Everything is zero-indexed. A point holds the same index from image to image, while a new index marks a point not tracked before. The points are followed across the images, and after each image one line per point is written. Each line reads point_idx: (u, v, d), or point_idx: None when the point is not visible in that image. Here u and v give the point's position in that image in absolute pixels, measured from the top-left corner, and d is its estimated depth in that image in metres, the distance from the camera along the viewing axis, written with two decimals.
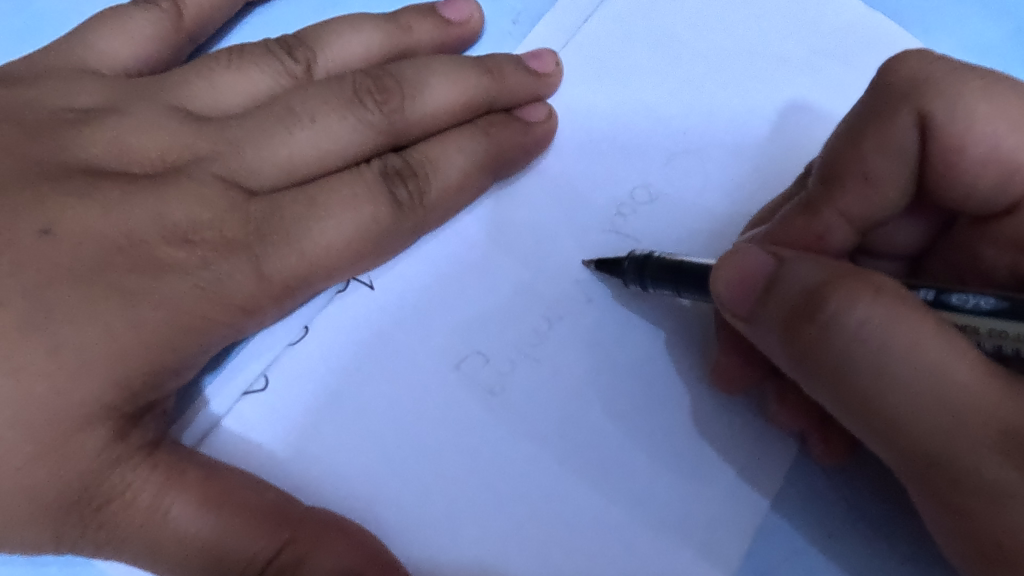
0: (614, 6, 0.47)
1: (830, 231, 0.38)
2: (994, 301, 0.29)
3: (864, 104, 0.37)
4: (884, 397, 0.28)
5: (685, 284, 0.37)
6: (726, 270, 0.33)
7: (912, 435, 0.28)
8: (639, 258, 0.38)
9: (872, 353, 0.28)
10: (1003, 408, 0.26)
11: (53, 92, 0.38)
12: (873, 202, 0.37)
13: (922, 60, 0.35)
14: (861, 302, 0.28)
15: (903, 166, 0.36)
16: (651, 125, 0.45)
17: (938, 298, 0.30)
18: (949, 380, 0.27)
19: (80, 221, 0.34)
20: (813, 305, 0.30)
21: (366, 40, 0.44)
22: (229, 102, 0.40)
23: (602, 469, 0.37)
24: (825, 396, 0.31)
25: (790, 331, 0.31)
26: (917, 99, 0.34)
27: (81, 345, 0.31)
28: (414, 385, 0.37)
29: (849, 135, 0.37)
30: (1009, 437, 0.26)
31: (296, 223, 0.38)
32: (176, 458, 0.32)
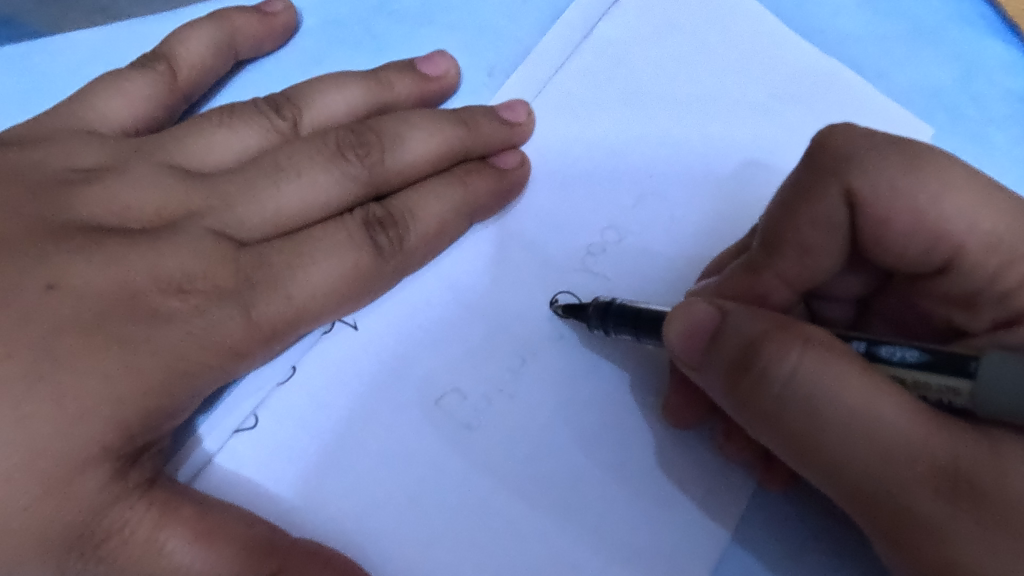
0: (585, 58, 0.50)
1: (772, 290, 0.42)
2: (918, 354, 0.32)
3: (798, 174, 0.40)
4: (817, 436, 0.31)
5: (643, 330, 0.40)
6: (676, 325, 0.36)
7: (850, 469, 0.31)
8: (601, 305, 0.41)
9: (804, 398, 0.31)
10: (927, 444, 0.30)
11: (56, 153, 0.41)
12: (807, 264, 0.42)
13: (850, 137, 0.38)
14: (789, 354, 0.31)
15: (836, 233, 0.40)
16: (620, 168, 0.47)
17: (870, 350, 0.33)
18: (875, 420, 0.30)
19: (82, 275, 0.36)
20: (751, 359, 0.33)
21: (348, 96, 0.46)
22: (220, 159, 0.43)
23: (575, 495, 0.39)
24: (766, 437, 0.33)
25: (732, 382, 0.34)
26: (845, 177, 0.38)
27: (84, 391, 0.34)
28: (394, 423, 0.39)
29: (787, 204, 0.40)
30: (935, 470, 0.29)
31: (283, 272, 0.40)
32: (172, 494, 0.34)
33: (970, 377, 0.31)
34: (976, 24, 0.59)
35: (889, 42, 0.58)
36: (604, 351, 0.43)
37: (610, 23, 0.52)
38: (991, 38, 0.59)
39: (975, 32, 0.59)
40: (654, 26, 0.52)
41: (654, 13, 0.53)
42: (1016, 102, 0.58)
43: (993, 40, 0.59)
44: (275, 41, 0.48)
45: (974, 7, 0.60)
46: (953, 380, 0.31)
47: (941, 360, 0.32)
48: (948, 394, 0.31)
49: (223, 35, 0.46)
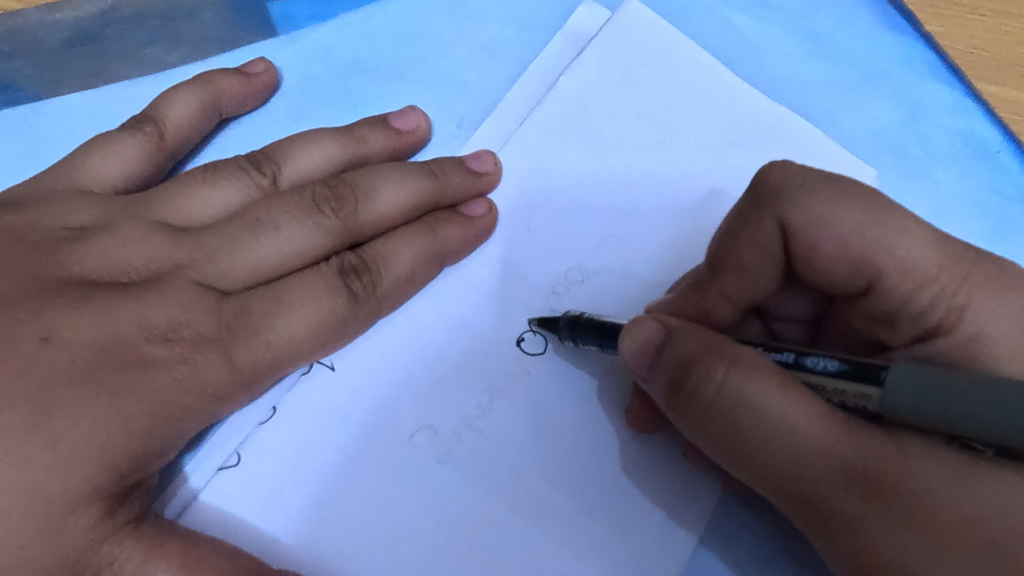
0: (547, 110, 0.52)
1: (715, 308, 0.45)
2: (838, 363, 0.35)
3: (740, 208, 0.43)
4: (741, 441, 0.35)
5: (608, 344, 0.43)
6: (628, 340, 0.39)
7: (774, 469, 0.35)
8: (571, 318, 0.45)
9: (730, 408, 0.35)
10: (841, 447, 0.34)
11: (52, 213, 0.44)
12: (748, 285, 0.44)
13: (787, 172, 0.41)
14: (716, 372, 0.35)
15: (771, 259, 0.43)
16: (581, 213, 0.50)
17: (797, 360, 0.36)
18: (793, 428, 0.34)
19: (75, 328, 0.39)
20: (687, 373, 0.36)
21: (324, 152, 0.50)
22: (204, 214, 0.46)
23: (538, 524, 0.42)
24: (699, 442, 0.37)
25: (668, 395, 0.37)
26: (778, 209, 0.40)
27: (76, 436, 0.36)
28: (369, 459, 0.42)
29: (728, 233, 0.43)
30: (848, 470, 0.33)
31: (262, 318, 0.43)
32: (159, 530, 0.37)
33: (879, 384, 0.34)
34: (918, 67, 0.58)
35: (834, 88, 0.58)
36: (567, 387, 0.45)
37: (571, 76, 0.53)
38: (932, 82, 0.58)
39: (917, 75, 0.58)
40: (610, 79, 0.54)
41: (611, 67, 0.54)
42: (960, 142, 0.57)
43: (934, 81, 0.58)
44: (257, 100, 0.52)
45: (916, 49, 0.59)
46: (864, 387, 0.34)
47: (856, 369, 0.35)
48: (862, 400, 0.34)
49: (207, 96, 0.49)
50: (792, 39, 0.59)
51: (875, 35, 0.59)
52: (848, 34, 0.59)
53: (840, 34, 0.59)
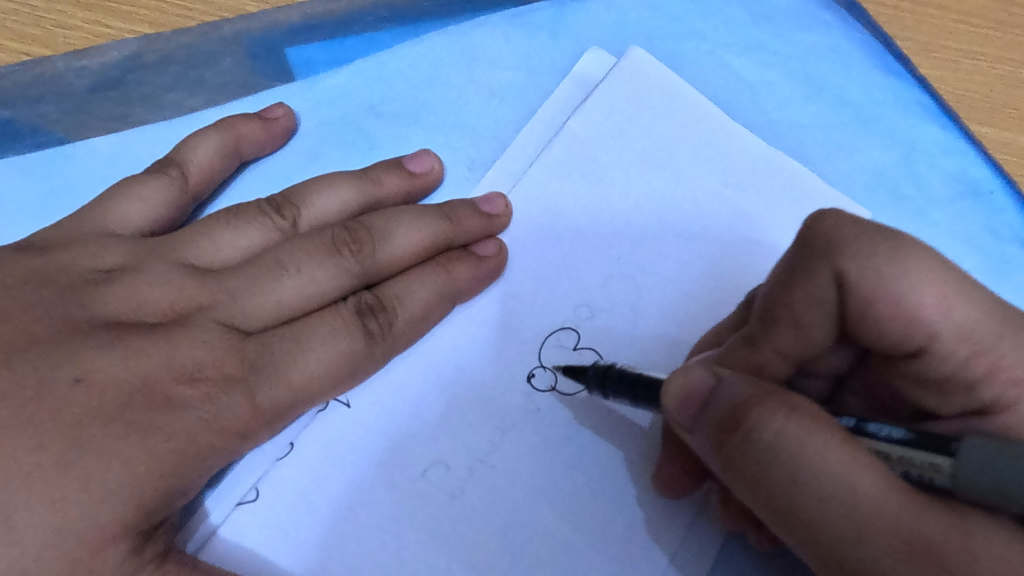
0: (555, 153, 0.54)
1: (769, 362, 0.45)
2: (904, 432, 0.36)
3: (790, 258, 0.43)
4: (794, 499, 0.35)
5: (642, 395, 0.44)
6: (672, 389, 0.39)
7: (828, 534, 0.34)
8: (601, 369, 0.45)
9: (786, 459, 0.35)
10: (897, 516, 0.33)
11: (81, 256, 0.45)
12: (801, 339, 0.44)
13: (838, 223, 0.41)
14: (776, 417, 0.35)
15: (825, 312, 0.42)
16: (589, 251, 0.51)
17: (859, 426, 0.37)
18: (853, 490, 0.34)
19: (106, 368, 0.40)
20: (741, 420, 0.36)
21: (342, 195, 0.51)
22: (226, 256, 0.48)
23: (548, 558, 0.43)
24: (746, 494, 0.37)
25: (721, 441, 0.37)
26: (834, 260, 0.40)
27: (107, 475, 0.37)
28: (383, 494, 0.44)
29: (780, 287, 0.43)
30: (905, 541, 0.33)
31: (284, 358, 0.44)
32: (183, 567, 0.39)
33: (950, 456, 0.34)
34: (912, 110, 0.60)
35: (832, 130, 0.60)
36: (574, 424, 0.46)
37: (579, 120, 0.55)
38: (926, 123, 0.60)
39: (912, 118, 0.60)
40: (617, 122, 0.55)
41: (617, 110, 0.56)
42: (955, 183, 0.59)
43: (929, 125, 0.60)
44: (276, 143, 0.54)
45: (912, 93, 0.61)
46: (933, 457, 0.34)
47: (924, 440, 0.35)
48: (929, 471, 0.34)
49: (229, 140, 0.51)
50: (791, 83, 0.61)
51: (871, 79, 0.61)
52: (845, 78, 0.61)
53: (838, 77, 0.61)
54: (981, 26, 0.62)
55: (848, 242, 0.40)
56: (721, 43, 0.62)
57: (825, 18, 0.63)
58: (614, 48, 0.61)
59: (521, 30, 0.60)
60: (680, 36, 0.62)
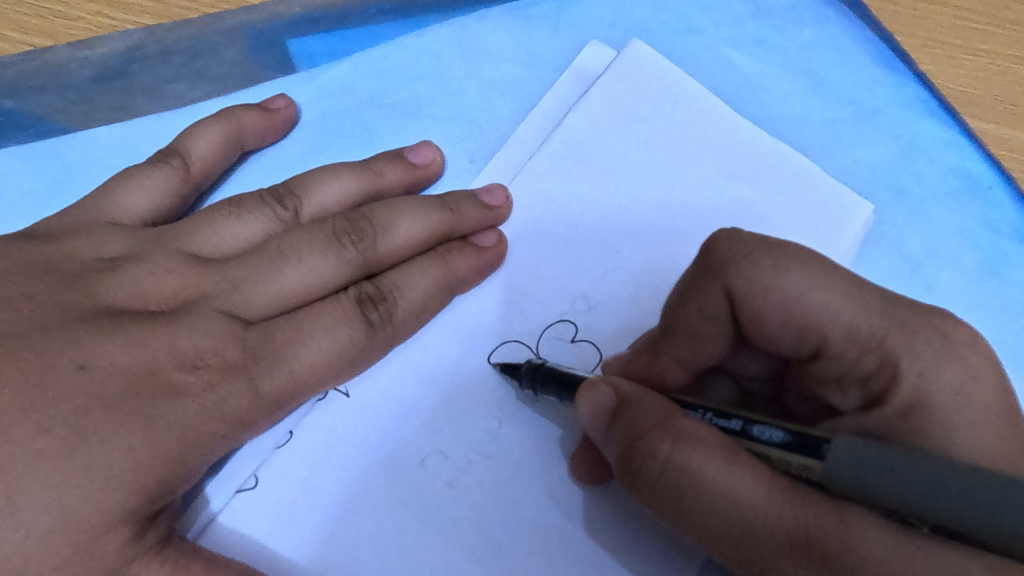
0: (554, 146, 0.54)
1: (666, 371, 0.46)
2: (783, 434, 0.36)
3: (688, 275, 0.44)
4: (687, 514, 0.36)
5: (566, 392, 0.44)
6: (584, 409, 0.40)
7: (724, 539, 0.35)
8: (533, 365, 0.45)
9: (675, 480, 0.35)
10: (779, 515, 0.34)
11: (85, 245, 0.46)
12: (699, 350, 0.45)
13: (732, 241, 0.42)
14: (661, 447, 0.36)
15: (720, 326, 0.44)
16: (587, 243, 0.52)
17: (743, 428, 0.37)
18: (733, 500, 0.34)
19: (109, 356, 0.41)
20: (634, 448, 0.37)
21: (343, 186, 0.52)
22: (229, 246, 0.48)
23: (543, 548, 0.43)
24: (654, 512, 0.37)
25: (617, 464, 0.38)
26: (721, 277, 0.42)
27: (110, 460, 0.38)
28: (380, 483, 0.44)
29: (679, 301, 0.44)
30: (789, 538, 0.34)
31: (285, 347, 0.45)
32: (183, 552, 0.39)
33: (821, 458, 0.34)
34: (912, 106, 0.61)
35: (829, 125, 0.60)
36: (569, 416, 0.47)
37: (578, 113, 0.55)
38: (924, 119, 0.60)
39: (910, 113, 0.60)
40: (617, 115, 0.55)
41: (617, 103, 0.56)
42: (953, 178, 0.59)
43: (930, 121, 0.60)
44: (278, 134, 0.54)
45: (911, 88, 0.61)
46: (806, 459, 0.34)
47: (799, 441, 0.35)
48: (806, 472, 0.35)
49: (231, 130, 0.52)
50: (790, 78, 0.61)
51: (870, 74, 0.61)
52: (844, 74, 0.61)
53: (837, 72, 0.61)
54: (980, 23, 0.62)
55: (740, 260, 0.41)
56: (721, 38, 0.62)
57: (825, 13, 0.63)
58: (614, 41, 0.61)
59: (522, 23, 0.60)
60: (681, 30, 0.62)
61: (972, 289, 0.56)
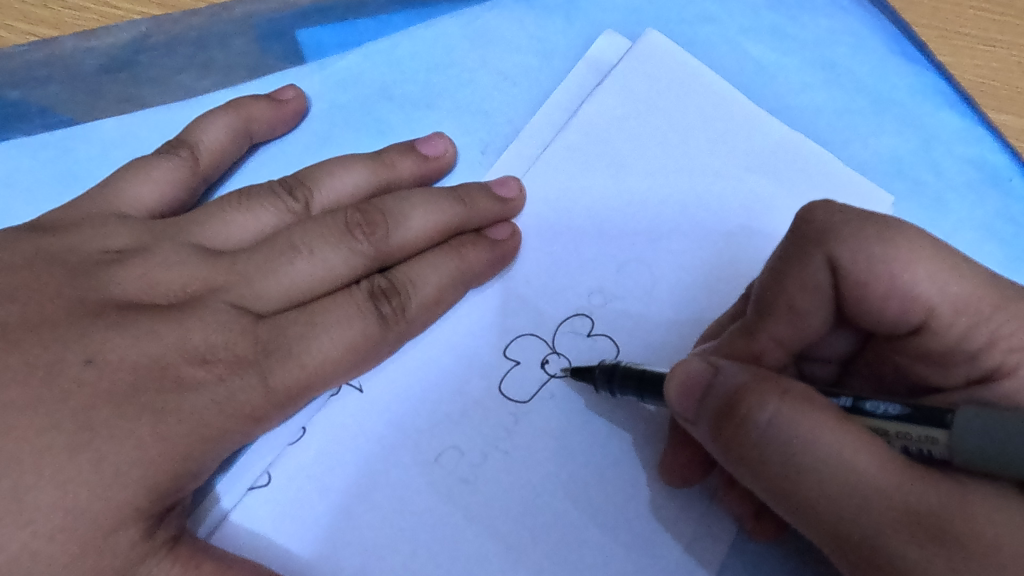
0: (569, 138, 0.53)
1: (765, 351, 0.43)
2: (899, 407, 0.35)
3: (785, 247, 0.42)
4: (798, 485, 0.34)
5: (649, 391, 0.43)
6: (675, 380, 0.38)
7: (830, 510, 0.33)
8: (608, 368, 0.44)
9: (785, 441, 0.34)
10: (898, 487, 0.32)
11: (91, 237, 0.45)
12: (798, 329, 0.43)
13: (830, 211, 0.41)
14: (770, 402, 0.34)
15: (820, 301, 0.42)
16: (604, 235, 0.51)
17: (855, 405, 0.36)
18: (852, 466, 0.33)
19: (117, 350, 0.40)
20: (737, 405, 0.36)
21: (354, 178, 0.51)
22: (239, 238, 0.47)
23: (563, 549, 0.42)
24: (748, 479, 0.36)
25: (718, 431, 0.37)
26: (825, 247, 0.40)
27: (119, 456, 0.37)
28: (394, 480, 0.43)
29: (775, 273, 0.43)
30: (907, 512, 0.32)
31: (297, 340, 0.44)
32: (194, 552, 0.38)
33: (947, 427, 0.33)
34: (930, 96, 0.59)
35: (848, 116, 0.59)
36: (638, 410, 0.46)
37: (593, 104, 0.54)
38: (943, 109, 0.59)
39: (929, 104, 0.59)
40: (632, 107, 0.54)
41: (633, 93, 0.55)
42: (973, 169, 0.58)
43: (948, 112, 0.59)
44: (288, 125, 0.53)
45: (930, 78, 0.60)
46: (931, 430, 0.33)
47: (919, 413, 0.34)
48: (926, 444, 0.33)
49: (240, 121, 0.51)
50: (808, 68, 0.60)
51: (888, 64, 0.60)
52: (862, 64, 0.60)
53: (855, 63, 0.60)
54: (998, 12, 0.61)
55: (840, 228, 0.40)
56: (737, 28, 0.61)
57: (841, 3, 0.62)
58: (628, 31, 0.60)
59: (534, 13, 0.59)
60: (695, 20, 0.61)
61: (994, 282, 0.55)
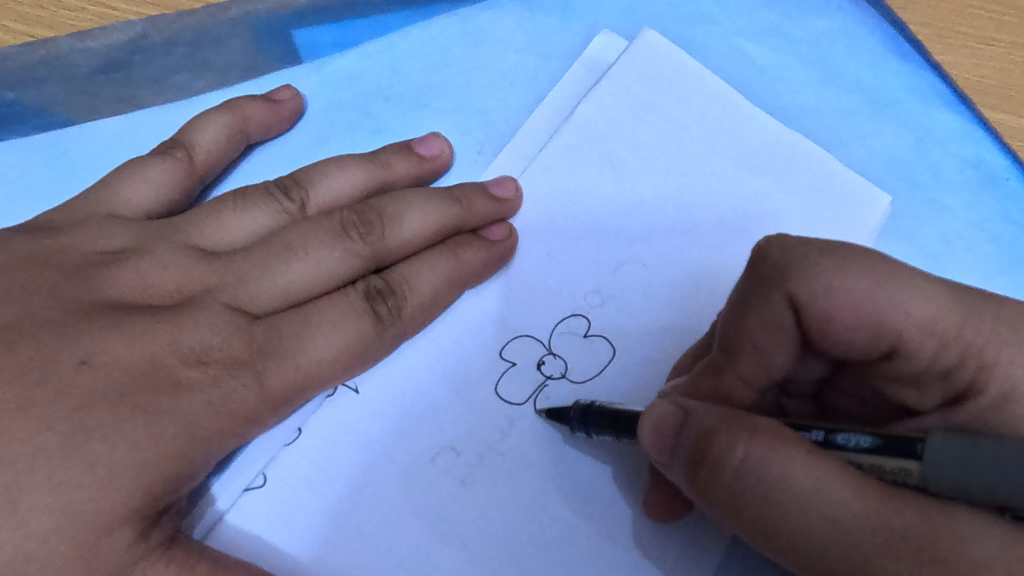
0: (566, 138, 0.53)
1: (734, 391, 0.43)
2: (871, 439, 0.33)
3: (743, 285, 0.42)
4: (779, 525, 0.33)
5: (623, 430, 0.42)
6: (649, 432, 0.38)
7: (816, 546, 0.32)
8: (583, 406, 0.43)
9: (759, 485, 0.33)
10: (881, 513, 0.32)
11: (87, 237, 0.45)
12: (764, 365, 0.43)
13: (784, 246, 0.40)
14: (739, 442, 0.34)
15: (785, 337, 0.42)
16: (600, 235, 0.50)
17: (826, 438, 0.34)
18: (830, 499, 0.32)
19: (112, 351, 0.40)
20: (707, 448, 0.35)
21: (350, 178, 0.51)
22: (234, 239, 0.47)
23: (558, 550, 0.42)
24: (728, 522, 0.35)
25: (691, 476, 0.36)
26: (783, 285, 0.40)
27: (113, 458, 0.37)
28: (390, 481, 0.43)
29: (736, 313, 0.42)
30: (893, 538, 0.31)
31: (292, 341, 0.44)
32: (189, 553, 0.38)
33: (918, 458, 0.32)
34: (927, 96, 0.59)
35: (845, 116, 0.59)
36: (614, 449, 0.45)
37: (590, 104, 0.54)
38: (941, 109, 0.59)
39: (926, 104, 0.59)
40: (627, 107, 0.54)
41: (628, 93, 0.55)
42: (970, 170, 0.58)
43: (946, 112, 0.59)
44: (284, 126, 0.53)
45: (927, 77, 0.60)
46: (903, 461, 0.32)
47: (891, 444, 0.33)
48: (902, 474, 0.32)
49: (235, 121, 0.51)
50: (805, 68, 0.60)
51: (885, 64, 0.60)
52: (860, 64, 0.60)
53: (853, 63, 0.60)
54: (995, 12, 0.61)
55: (800, 262, 0.39)
56: (734, 28, 0.61)
57: (839, 2, 0.62)
58: (625, 31, 0.60)
59: (531, 14, 0.59)
60: (693, 20, 0.61)
61: (991, 282, 0.55)
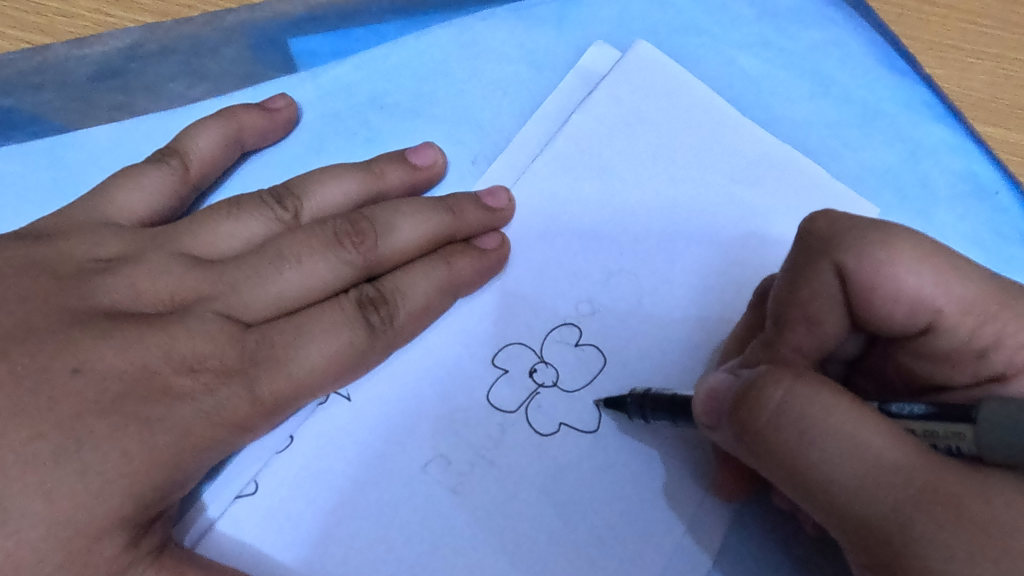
0: (559, 148, 0.53)
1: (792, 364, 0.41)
2: (926, 407, 0.34)
3: (794, 257, 0.42)
4: (812, 467, 0.33)
5: (680, 415, 0.43)
6: (704, 394, 0.39)
7: (845, 491, 0.33)
8: (639, 395, 0.44)
9: (796, 425, 0.34)
10: (913, 465, 0.32)
11: (81, 245, 0.45)
12: (818, 337, 0.42)
13: (832, 219, 0.41)
14: (781, 381, 0.34)
15: (837, 309, 0.41)
16: (592, 245, 0.51)
17: (882, 407, 0.35)
18: (865, 445, 0.32)
19: (104, 359, 0.40)
20: (748, 390, 0.35)
21: (344, 187, 0.51)
22: (228, 246, 0.47)
23: (547, 557, 0.42)
24: (765, 469, 0.35)
25: (733, 420, 0.36)
26: (833, 254, 0.40)
27: (105, 465, 0.37)
28: (381, 487, 0.43)
29: (787, 285, 0.42)
30: (925, 491, 0.31)
31: (284, 350, 0.44)
32: (179, 560, 0.38)
33: (971, 422, 0.32)
34: (918, 108, 0.60)
35: (836, 128, 0.59)
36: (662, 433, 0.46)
37: (583, 115, 0.54)
38: (930, 122, 0.60)
39: (917, 116, 0.60)
40: (622, 115, 0.55)
41: (621, 104, 0.55)
42: (960, 181, 0.58)
43: (936, 124, 0.60)
44: (279, 133, 0.53)
45: (918, 90, 0.60)
46: (955, 425, 0.32)
47: (944, 411, 0.33)
48: (954, 440, 0.32)
49: (229, 130, 0.51)
50: (797, 79, 0.61)
51: (877, 76, 0.61)
52: (851, 76, 0.61)
53: (845, 75, 0.61)
54: (986, 25, 0.62)
55: (847, 234, 0.39)
56: (726, 39, 0.62)
57: (831, 15, 0.62)
58: (618, 41, 0.60)
59: (525, 23, 0.59)
60: (686, 31, 0.62)
61: None
